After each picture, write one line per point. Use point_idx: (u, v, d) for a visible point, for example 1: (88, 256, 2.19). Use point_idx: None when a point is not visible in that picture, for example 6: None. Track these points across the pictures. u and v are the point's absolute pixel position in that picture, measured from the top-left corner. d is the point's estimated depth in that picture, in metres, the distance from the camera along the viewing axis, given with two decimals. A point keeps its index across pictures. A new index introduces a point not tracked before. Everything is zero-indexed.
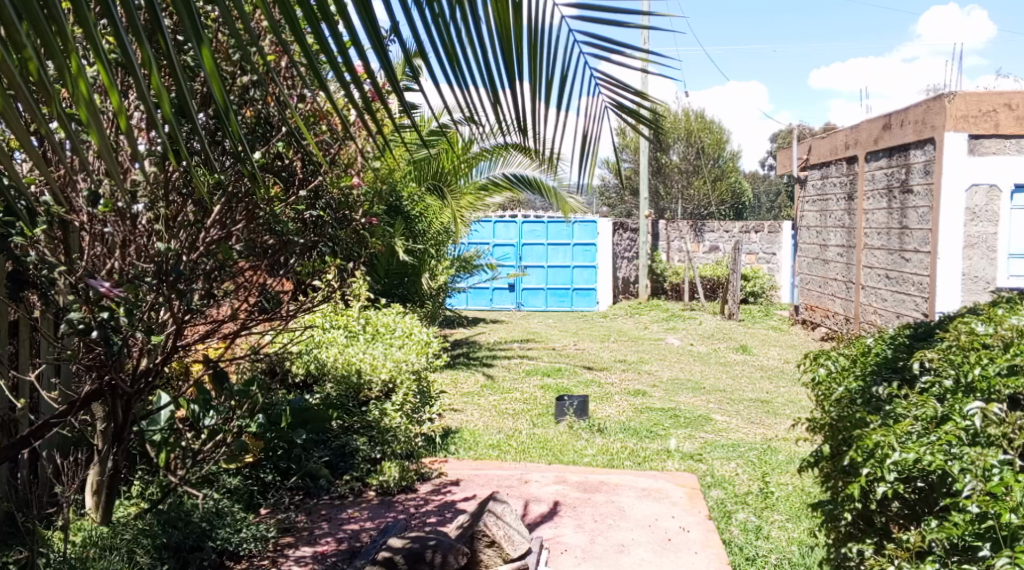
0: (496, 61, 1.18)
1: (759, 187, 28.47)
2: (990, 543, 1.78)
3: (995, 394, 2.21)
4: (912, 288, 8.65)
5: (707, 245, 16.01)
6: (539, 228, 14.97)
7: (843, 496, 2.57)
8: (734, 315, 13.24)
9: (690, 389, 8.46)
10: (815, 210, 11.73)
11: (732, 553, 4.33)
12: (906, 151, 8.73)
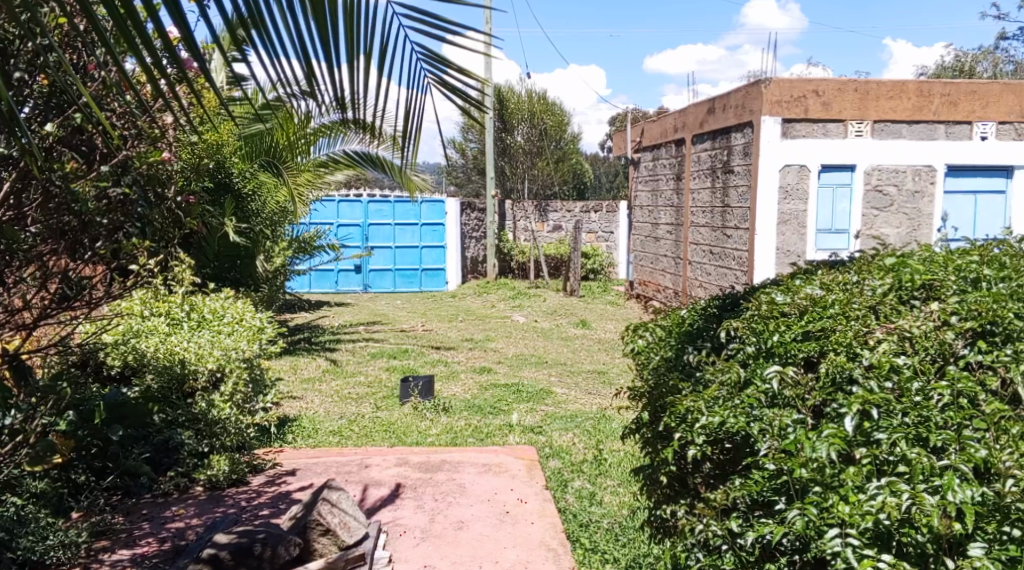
0: (310, 40, 1.41)
1: (599, 169, 29.57)
2: (785, 497, 1.98)
3: (791, 358, 2.40)
4: (732, 262, 9.23)
5: (551, 224, 16.11)
6: (385, 208, 14.73)
7: (660, 459, 2.71)
8: (574, 292, 13.60)
9: (533, 364, 8.64)
10: (646, 190, 12.22)
11: (567, 520, 4.47)
12: (727, 133, 9.24)
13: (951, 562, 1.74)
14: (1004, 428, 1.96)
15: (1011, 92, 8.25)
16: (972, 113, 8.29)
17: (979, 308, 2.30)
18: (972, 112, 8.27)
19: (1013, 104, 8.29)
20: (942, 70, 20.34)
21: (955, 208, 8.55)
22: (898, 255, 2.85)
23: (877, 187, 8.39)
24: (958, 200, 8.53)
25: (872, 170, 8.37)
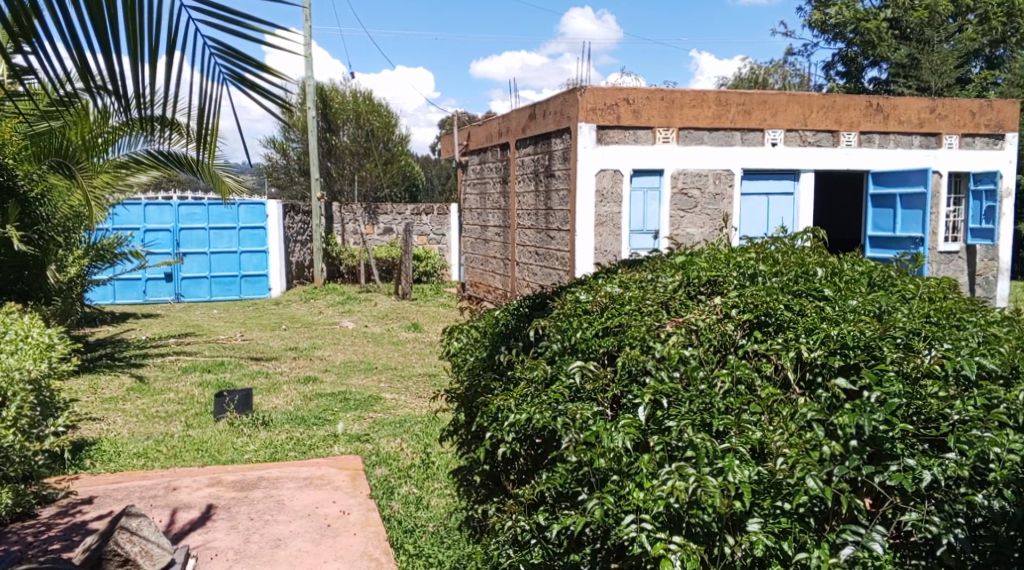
0: (83, 30, 1.65)
1: (430, 172, 29.65)
2: (587, 487, 2.08)
3: (592, 353, 2.50)
4: (556, 262, 9.46)
5: (382, 228, 15.94)
6: (198, 211, 13.97)
7: (473, 458, 2.75)
8: (406, 294, 13.47)
9: (362, 371, 8.48)
10: (475, 193, 12.32)
11: (390, 528, 4.42)
12: (547, 139, 9.52)
13: (732, 538, 1.92)
14: (778, 410, 2.15)
15: (796, 103, 8.94)
16: (765, 121, 8.90)
17: (755, 300, 2.48)
18: (764, 120, 8.89)
19: (798, 114, 8.98)
20: (740, 81, 22.10)
21: (751, 211, 9.05)
22: (687, 254, 3.03)
23: (683, 190, 8.82)
24: (754, 204, 9.04)
25: (677, 174, 8.80)
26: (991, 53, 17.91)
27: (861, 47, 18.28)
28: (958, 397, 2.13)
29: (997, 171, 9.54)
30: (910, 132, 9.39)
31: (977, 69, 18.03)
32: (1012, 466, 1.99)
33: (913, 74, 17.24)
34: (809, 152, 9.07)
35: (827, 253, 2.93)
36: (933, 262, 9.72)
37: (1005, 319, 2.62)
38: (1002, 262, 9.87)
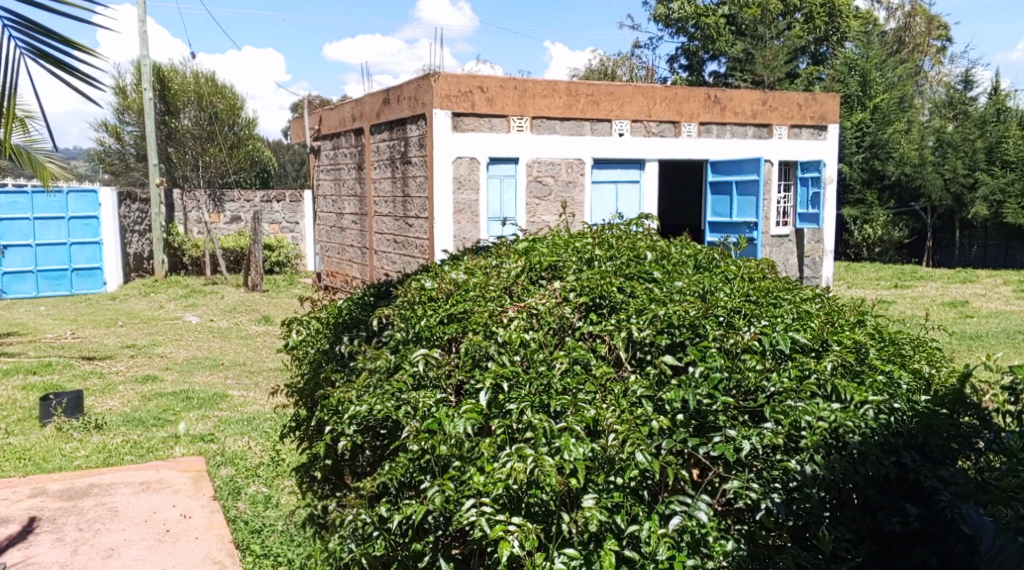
0: None
1: (283, 158, 28.72)
2: (429, 474, 2.09)
3: (436, 340, 2.49)
4: (415, 251, 9.12)
5: (228, 216, 15.26)
6: (20, 200, 12.83)
7: (314, 451, 2.70)
8: (257, 286, 12.93)
9: (207, 367, 8.09)
10: (328, 179, 11.97)
11: (236, 529, 4.24)
12: (403, 125, 9.15)
13: (568, 514, 1.98)
14: (610, 388, 2.22)
15: (640, 95, 9.24)
16: (612, 112, 9.12)
17: (591, 284, 2.56)
18: (611, 112, 9.10)
19: (642, 106, 9.28)
20: (591, 72, 22.72)
21: (601, 198, 9.30)
22: (529, 240, 3.05)
23: (538, 178, 8.87)
24: (604, 190, 9.30)
25: (533, 162, 8.83)
26: (817, 50, 19.45)
27: (702, 41, 19.41)
28: (774, 369, 2.32)
29: (820, 160, 10.29)
30: (745, 123, 9.93)
31: (804, 65, 19.46)
32: (820, 432, 2.16)
33: (747, 68, 18.32)
34: (653, 142, 9.39)
35: (658, 237, 3.06)
36: (767, 246, 10.34)
37: (816, 296, 2.83)
38: (826, 244, 10.83)
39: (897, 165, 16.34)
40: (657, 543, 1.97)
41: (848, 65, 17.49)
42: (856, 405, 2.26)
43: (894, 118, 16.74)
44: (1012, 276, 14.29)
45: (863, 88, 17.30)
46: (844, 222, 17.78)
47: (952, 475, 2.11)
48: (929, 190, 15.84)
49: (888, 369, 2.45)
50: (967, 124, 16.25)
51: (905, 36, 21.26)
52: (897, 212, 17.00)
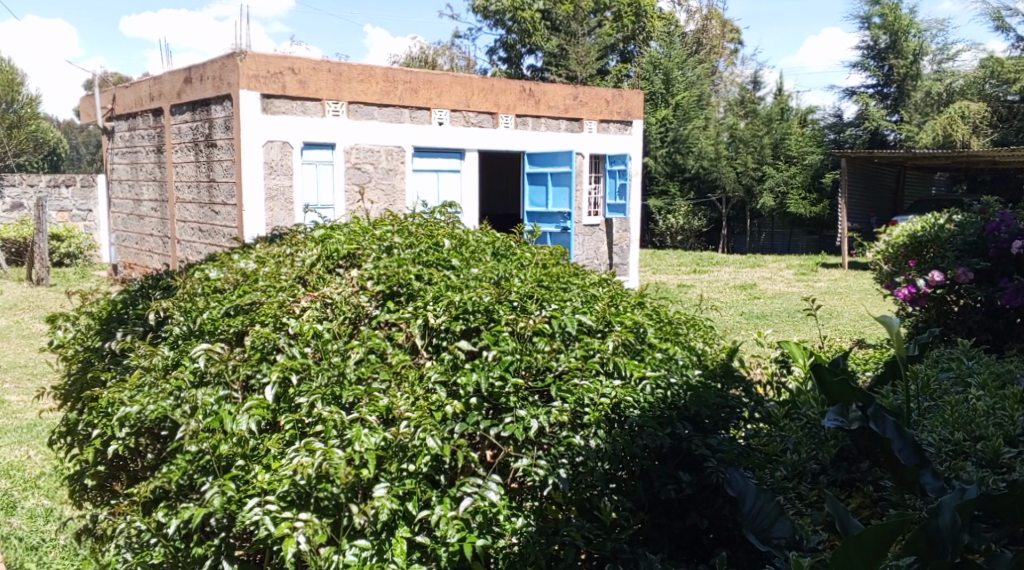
0: None
1: (77, 140, 26.56)
2: (211, 476, 2.12)
3: (221, 335, 2.43)
4: (223, 239, 8.61)
5: (9, 203, 14.27)
6: None
7: (80, 451, 2.53)
8: (41, 280, 11.77)
9: None
10: (124, 162, 11.07)
11: (9, 548, 3.86)
12: (207, 106, 8.61)
13: (358, 506, 2.02)
14: (405, 375, 2.27)
15: (458, 84, 9.23)
16: (430, 100, 9.07)
17: (388, 272, 2.55)
18: (430, 99, 9.05)
19: (461, 96, 9.29)
20: (411, 61, 22.87)
21: (421, 183, 9.19)
22: (326, 226, 2.94)
23: (357, 165, 8.62)
24: (424, 176, 9.21)
25: (351, 149, 8.56)
26: (625, 48, 20.25)
27: (519, 35, 20.02)
28: (562, 351, 2.43)
29: (626, 153, 10.72)
30: (557, 117, 10.19)
31: (612, 61, 20.21)
32: (602, 409, 2.27)
33: (562, 62, 19.34)
34: (471, 132, 9.45)
35: (461, 226, 3.05)
36: (579, 235, 10.52)
37: (601, 282, 2.94)
38: (632, 234, 11.16)
39: (696, 159, 17.49)
40: (447, 527, 2.02)
41: (653, 64, 18.38)
42: (635, 381, 2.41)
43: (693, 115, 17.80)
44: (793, 260, 15.71)
45: (667, 87, 18.21)
46: (650, 212, 18.71)
47: (718, 443, 2.34)
48: (724, 181, 17.33)
49: (664, 346, 2.63)
50: (756, 122, 17.51)
51: (703, 39, 22.64)
52: (697, 203, 18.21)
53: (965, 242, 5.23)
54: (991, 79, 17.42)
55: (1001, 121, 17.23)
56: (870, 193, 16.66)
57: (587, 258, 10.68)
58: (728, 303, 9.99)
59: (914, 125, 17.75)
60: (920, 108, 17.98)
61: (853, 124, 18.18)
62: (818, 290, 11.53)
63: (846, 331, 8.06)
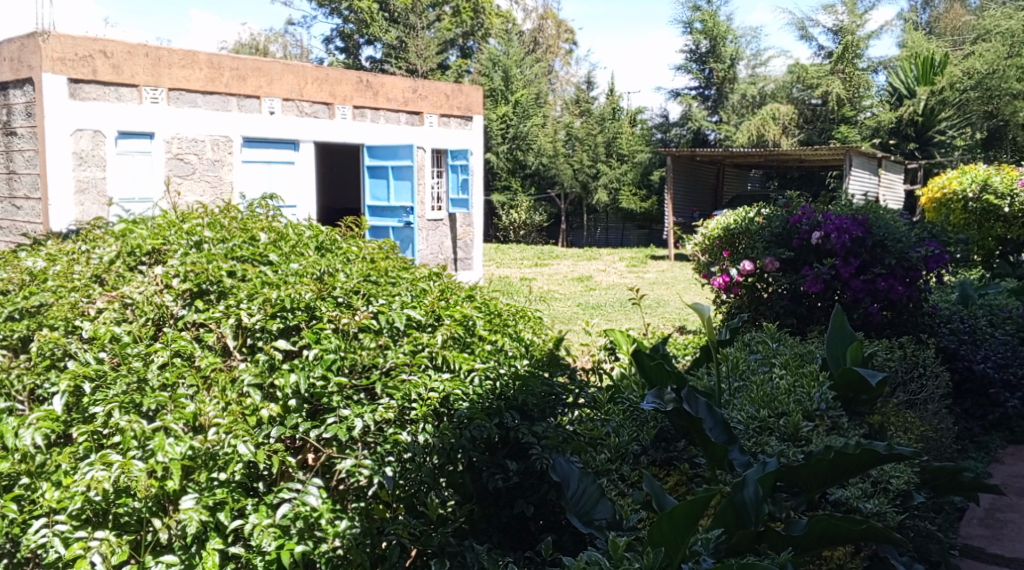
0: None
1: None
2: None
3: (4, 342, 2.27)
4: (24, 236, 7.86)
5: None
6: None
7: None
8: None
9: None
10: None
11: None
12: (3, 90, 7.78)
13: (160, 522, 1.95)
14: (214, 379, 2.19)
15: (290, 73, 8.90)
16: (259, 89, 8.68)
17: (195, 268, 2.43)
18: (259, 87, 8.66)
19: (293, 85, 8.95)
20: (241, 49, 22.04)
21: (250, 175, 8.71)
22: (127, 220, 2.73)
23: (179, 155, 8.12)
24: (254, 168, 8.72)
25: (172, 139, 8.08)
26: (464, 43, 20.36)
27: (356, 25, 19.84)
28: (389, 347, 2.41)
29: (468, 148, 10.66)
30: (397, 109, 10.00)
31: (452, 57, 20.29)
32: (430, 403, 2.28)
33: (401, 55, 19.31)
34: (306, 122, 9.11)
35: (283, 221, 2.93)
36: (422, 230, 10.48)
37: (432, 275, 2.91)
38: (476, 228, 11.26)
39: (536, 155, 17.92)
40: (263, 536, 1.98)
41: (492, 61, 18.31)
42: (464, 373, 2.43)
43: (532, 112, 18.16)
44: (626, 253, 16.33)
45: (507, 84, 18.38)
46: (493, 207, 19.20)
47: (542, 430, 2.35)
48: (562, 179, 17.74)
49: (493, 338, 2.65)
50: (590, 121, 17.92)
51: (539, 38, 23.26)
52: (537, 199, 18.67)
53: (772, 233, 5.54)
54: (798, 83, 18.65)
55: (806, 122, 18.68)
56: (693, 188, 17.33)
57: (430, 253, 10.66)
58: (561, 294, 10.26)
59: (731, 125, 18.91)
60: (736, 109, 19.33)
61: (678, 124, 19.40)
62: (646, 280, 12.06)
63: (671, 319, 8.45)
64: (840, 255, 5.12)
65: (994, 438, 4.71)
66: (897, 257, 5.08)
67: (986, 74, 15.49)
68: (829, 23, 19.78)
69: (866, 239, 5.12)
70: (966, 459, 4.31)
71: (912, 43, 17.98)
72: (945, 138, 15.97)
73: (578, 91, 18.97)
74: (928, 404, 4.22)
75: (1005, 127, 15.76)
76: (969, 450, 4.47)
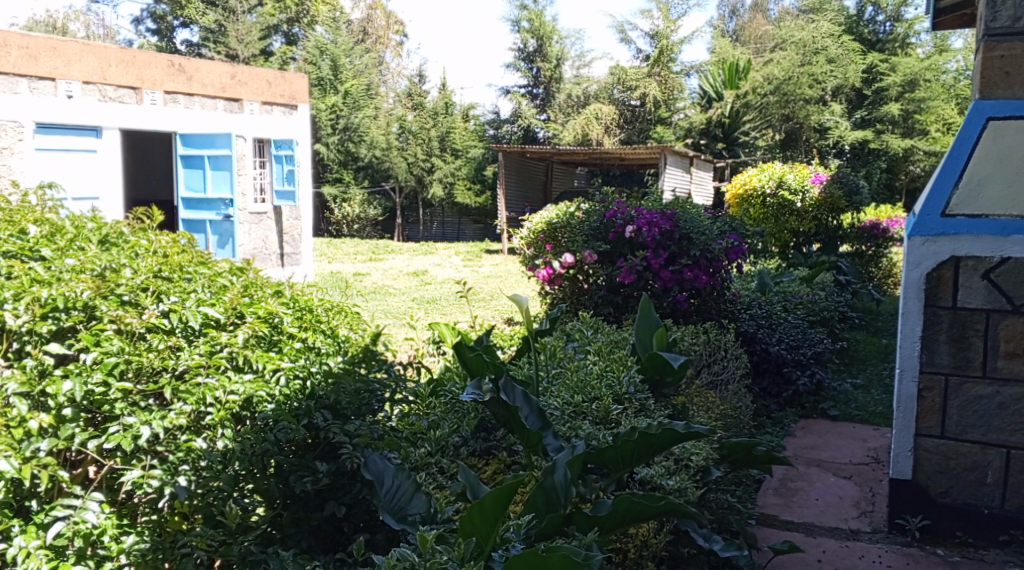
0: None
1: None
2: None
3: None
4: None
5: None
6: None
7: None
8: None
9: None
10: None
11: None
12: None
13: None
14: None
15: (90, 53, 8.22)
16: (55, 69, 7.92)
17: None
18: (54, 68, 7.91)
19: (93, 66, 8.27)
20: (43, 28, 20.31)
21: (45, 164, 7.95)
22: None
23: None
24: (49, 157, 7.97)
25: None
26: (289, 30, 19.65)
27: (170, 6, 18.84)
28: (182, 348, 2.30)
29: (294, 138, 10.25)
30: (213, 96, 9.48)
31: (276, 43, 19.40)
32: (229, 406, 2.22)
33: (220, 40, 18.36)
34: (109, 108, 8.44)
35: (63, 213, 2.69)
36: (245, 223, 9.90)
37: (235, 270, 2.76)
38: (304, 222, 10.86)
39: (368, 148, 17.67)
40: (30, 561, 1.95)
41: (320, 49, 18.12)
42: (269, 374, 2.37)
43: (362, 103, 17.85)
44: (462, 247, 16.41)
45: (335, 73, 18.08)
46: (325, 200, 18.56)
47: (355, 429, 2.27)
48: (395, 172, 17.58)
49: (302, 334, 2.59)
50: (422, 115, 17.90)
51: (368, 28, 22.77)
52: (371, 192, 18.31)
53: (591, 227, 5.75)
54: (618, 86, 19.35)
55: (626, 122, 19.40)
56: (526, 183, 17.41)
57: (254, 247, 10.12)
58: (394, 289, 10.13)
59: (558, 123, 19.43)
60: (563, 109, 20.06)
61: (509, 121, 19.73)
62: (479, 274, 12.12)
63: (502, 311, 8.55)
64: (651, 248, 5.39)
65: (787, 413, 5.11)
66: (701, 249, 5.35)
67: (783, 79, 16.71)
68: (646, 27, 20.76)
69: (674, 232, 5.39)
70: (763, 434, 4.66)
71: (718, 50, 19.24)
72: (748, 138, 17.02)
73: (411, 84, 18.97)
74: (729, 383, 4.52)
75: (800, 130, 16.95)
76: (766, 426, 4.84)
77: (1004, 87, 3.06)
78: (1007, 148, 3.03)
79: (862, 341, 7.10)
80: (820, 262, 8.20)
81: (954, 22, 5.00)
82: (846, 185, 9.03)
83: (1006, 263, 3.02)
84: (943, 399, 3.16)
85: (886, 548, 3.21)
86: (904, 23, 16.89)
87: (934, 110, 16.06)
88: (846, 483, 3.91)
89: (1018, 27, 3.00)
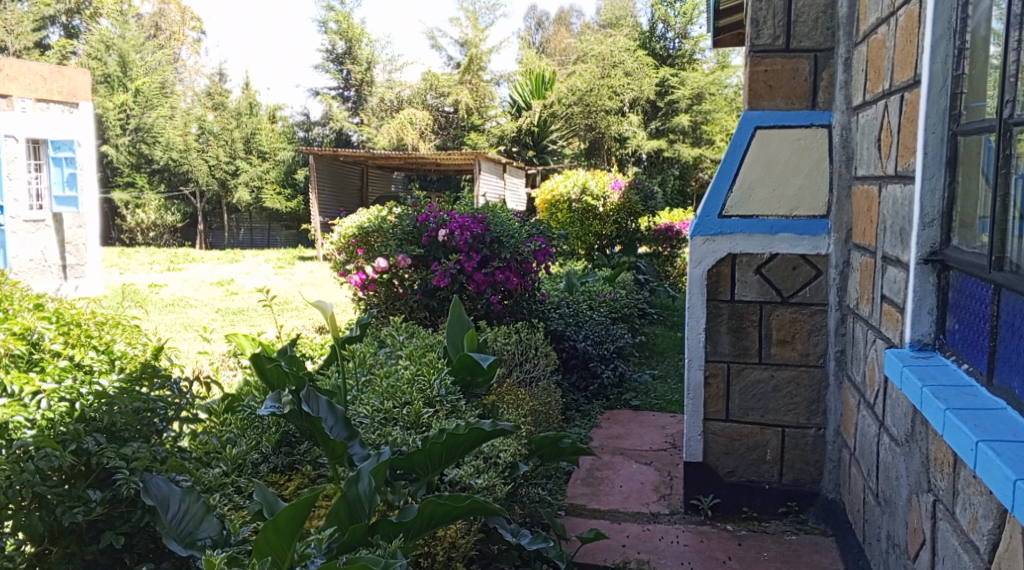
0: None
1: None
2: None
3: None
4: None
5: None
6: None
7: None
8: None
9: None
10: None
11: None
12: None
13: None
14: None
15: None
16: None
17: None
18: None
19: None
20: None
21: None
22: None
23: None
24: None
25: None
26: (68, 22, 17.87)
27: None
28: None
29: (74, 139, 9.40)
30: None
31: (53, 36, 17.73)
32: None
33: None
34: None
35: None
36: (18, 232, 8.97)
37: None
38: (87, 229, 10.05)
39: (163, 150, 16.74)
40: None
41: (104, 43, 16.84)
42: (27, 397, 2.23)
43: (155, 103, 16.93)
44: (271, 254, 15.84)
45: (123, 70, 17.07)
46: (116, 207, 17.33)
47: (133, 452, 2.11)
48: (195, 175, 16.66)
49: (68, 352, 2.48)
50: (224, 115, 17.29)
51: (161, 23, 21.42)
52: (168, 196, 17.32)
53: (404, 232, 5.66)
54: (431, 92, 19.32)
55: (439, 128, 19.32)
56: (340, 188, 16.97)
57: (30, 259, 9.18)
58: (194, 300, 9.54)
59: (371, 128, 19.14)
60: (376, 112, 19.55)
61: (318, 123, 19.35)
62: (290, 282, 11.73)
63: (314, 320, 8.35)
64: (463, 252, 5.41)
65: (595, 405, 5.32)
66: (511, 252, 5.47)
67: (585, 92, 17.44)
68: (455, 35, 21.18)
69: (486, 236, 5.47)
70: (572, 427, 4.83)
71: (524, 60, 19.70)
72: (556, 147, 18.22)
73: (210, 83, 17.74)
74: (540, 380, 4.64)
75: (602, 139, 17.63)
76: (575, 418, 5.02)
77: (768, 98, 3.31)
78: (772, 155, 3.29)
79: (660, 335, 7.53)
80: (621, 262, 8.64)
81: (734, 40, 5.44)
82: (642, 192, 9.73)
83: (775, 258, 3.30)
84: (726, 384, 3.40)
85: (682, 528, 3.41)
86: (691, 41, 18.06)
87: (718, 122, 17.22)
88: (647, 469, 4.12)
89: (777, 44, 3.26)
